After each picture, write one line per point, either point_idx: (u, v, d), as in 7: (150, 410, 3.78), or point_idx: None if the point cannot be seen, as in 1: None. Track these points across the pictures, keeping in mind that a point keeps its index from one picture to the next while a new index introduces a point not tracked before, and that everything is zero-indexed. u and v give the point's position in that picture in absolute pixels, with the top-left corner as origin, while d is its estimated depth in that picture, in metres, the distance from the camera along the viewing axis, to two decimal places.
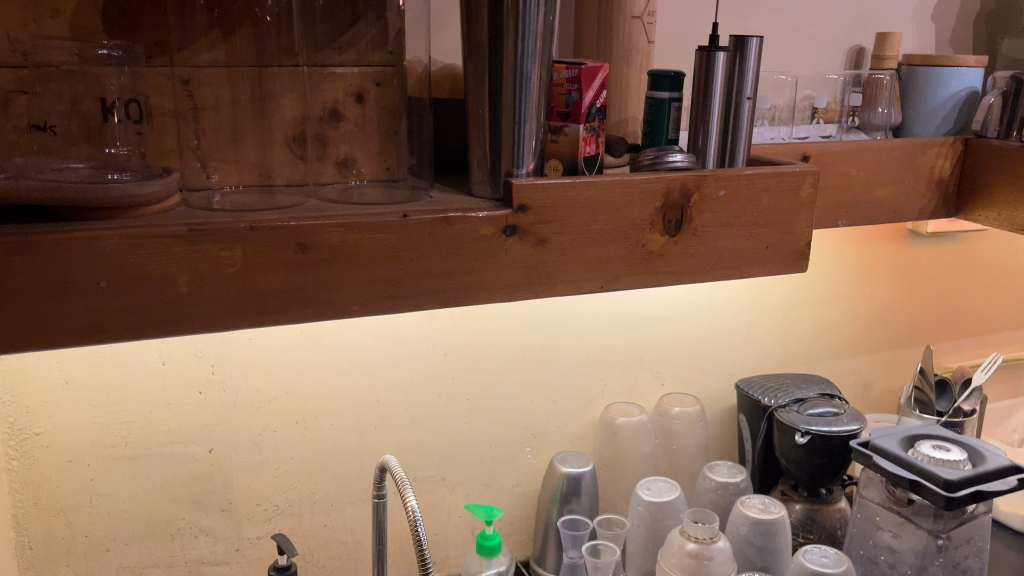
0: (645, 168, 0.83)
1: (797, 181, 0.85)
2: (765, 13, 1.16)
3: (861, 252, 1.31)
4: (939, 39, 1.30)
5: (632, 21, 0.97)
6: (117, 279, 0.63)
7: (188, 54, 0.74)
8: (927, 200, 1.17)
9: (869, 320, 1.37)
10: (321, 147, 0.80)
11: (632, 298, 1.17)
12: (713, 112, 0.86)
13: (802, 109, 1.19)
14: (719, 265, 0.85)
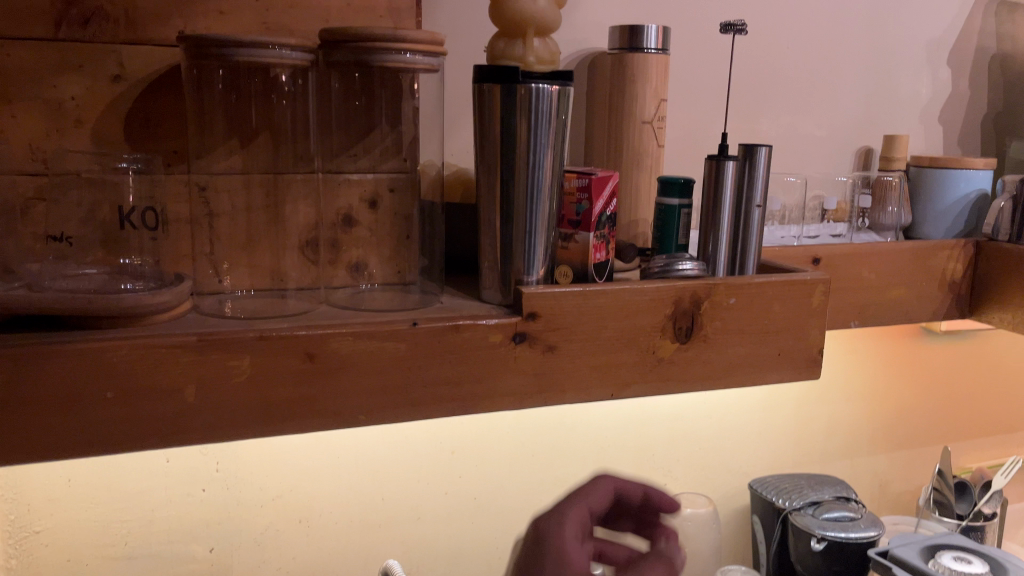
0: (656, 274, 0.82)
1: (809, 288, 0.85)
2: (774, 116, 1.18)
3: (877, 350, 1.30)
4: (947, 141, 1.32)
5: (642, 125, 0.98)
6: (123, 390, 0.63)
7: (204, 162, 0.74)
8: (940, 301, 1.16)
9: (886, 418, 1.34)
10: (334, 253, 0.80)
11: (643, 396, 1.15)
12: (724, 219, 0.86)
13: (813, 209, 1.21)
14: (731, 371, 0.84)
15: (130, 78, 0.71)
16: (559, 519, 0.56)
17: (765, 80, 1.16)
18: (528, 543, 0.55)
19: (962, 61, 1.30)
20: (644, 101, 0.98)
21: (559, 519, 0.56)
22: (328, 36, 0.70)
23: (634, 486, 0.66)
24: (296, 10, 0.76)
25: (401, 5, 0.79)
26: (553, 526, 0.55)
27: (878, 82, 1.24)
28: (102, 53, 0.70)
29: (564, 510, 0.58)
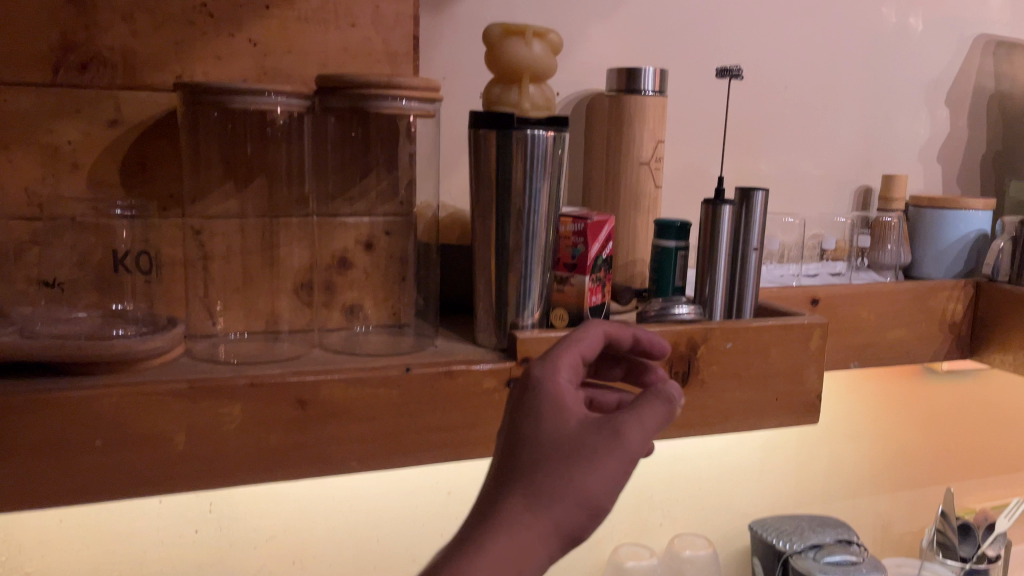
0: (651, 318, 0.81)
1: (806, 333, 0.84)
2: (772, 156, 1.18)
3: (879, 390, 1.28)
4: (946, 180, 1.32)
5: (640, 167, 0.98)
6: (112, 437, 0.62)
7: (202, 204, 0.75)
8: (940, 343, 1.16)
9: (888, 459, 1.33)
10: (328, 295, 0.79)
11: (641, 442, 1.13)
12: (720, 263, 0.86)
13: (811, 248, 1.21)
14: (727, 417, 0.83)
15: (127, 122, 0.72)
16: (551, 364, 0.52)
17: (763, 119, 1.16)
18: (519, 388, 0.52)
19: (960, 101, 1.30)
20: (642, 143, 0.98)
21: (552, 360, 0.52)
22: (324, 83, 0.71)
23: (625, 329, 0.59)
24: (294, 55, 0.77)
25: (399, 49, 0.80)
26: (544, 370, 0.52)
27: (876, 122, 1.25)
28: (100, 98, 0.71)
29: (555, 349, 0.53)
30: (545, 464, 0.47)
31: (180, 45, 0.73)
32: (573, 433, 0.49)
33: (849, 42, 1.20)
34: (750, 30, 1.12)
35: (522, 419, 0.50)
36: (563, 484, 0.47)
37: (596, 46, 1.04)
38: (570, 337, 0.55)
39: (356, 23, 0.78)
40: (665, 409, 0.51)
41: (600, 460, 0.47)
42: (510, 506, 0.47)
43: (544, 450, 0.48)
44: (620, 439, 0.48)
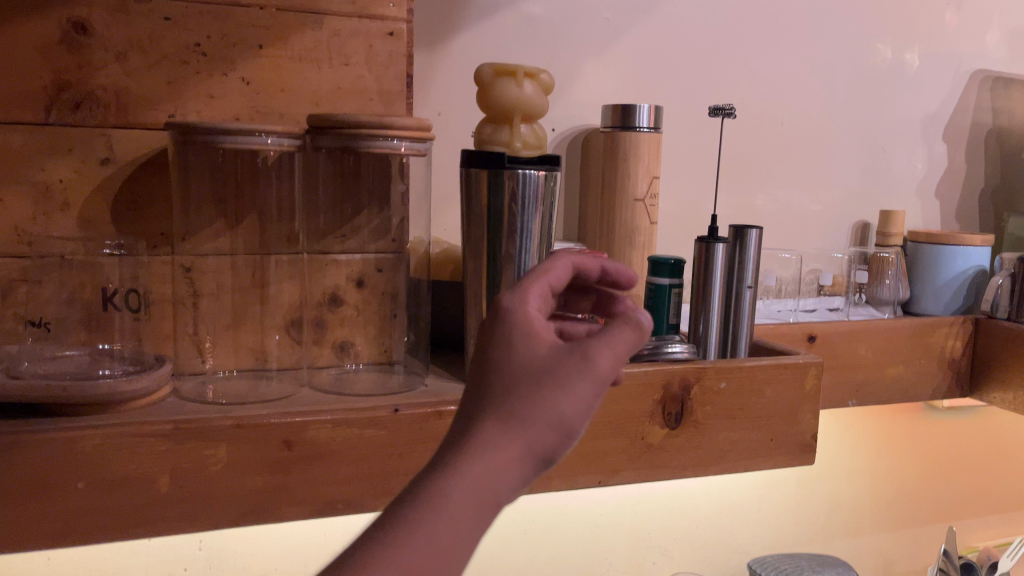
0: (644, 356, 0.81)
1: (801, 372, 0.83)
2: (769, 190, 1.18)
3: (880, 426, 1.27)
4: (944, 216, 1.32)
5: (635, 204, 0.98)
6: (95, 480, 0.62)
7: (194, 242, 0.74)
8: (940, 379, 1.15)
9: (890, 496, 1.31)
10: (319, 332, 0.79)
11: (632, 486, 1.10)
12: (714, 302, 0.86)
13: (808, 283, 1.20)
14: (722, 457, 0.82)
15: (119, 161, 0.72)
16: (518, 292, 0.46)
17: (759, 155, 1.16)
18: (486, 320, 0.46)
19: (957, 136, 1.30)
20: (636, 179, 0.98)
21: (520, 289, 0.46)
22: (315, 122, 0.71)
23: (593, 257, 0.52)
24: (288, 94, 0.77)
25: (393, 88, 0.80)
26: (512, 301, 0.45)
27: (873, 157, 1.25)
28: (92, 136, 0.71)
29: (523, 279, 0.47)
30: (516, 388, 0.41)
31: (174, 85, 0.73)
32: (543, 356, 0.42)
33: (845, 77, 1.20)
34: (746, 66, 1.13)
35: (488, 350, 0.44)
36: (535, 407, 0.41)
37: (592, 83, 1.04)
38: (537, 267, 0.49)
39: (350, 62, 0.78)
40: (639, 329, 0.44)
41: (574, 381, 0.41)
42: (479, 432, 0.41)
43: (513, 376, 0.42)
44: (595, 358, 0.42)
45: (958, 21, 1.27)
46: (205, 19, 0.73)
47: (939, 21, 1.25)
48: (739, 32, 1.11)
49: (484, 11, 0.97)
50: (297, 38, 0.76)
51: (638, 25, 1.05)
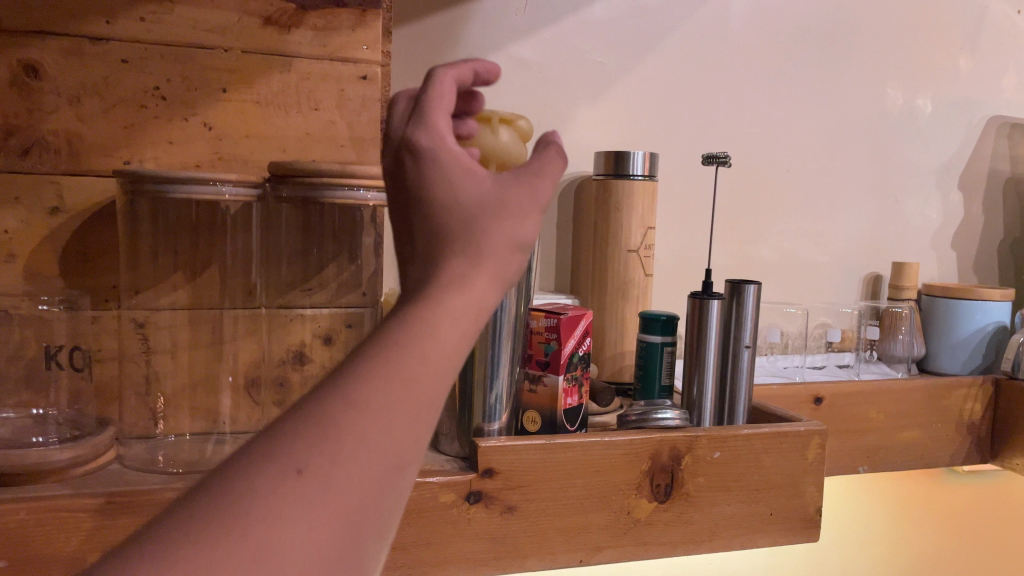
0: (632, 423, 0.75)
1: (803, 441, 0.77)
2: (772, 240, 1.12)
3: (897, 493, 1.18)
4: (961, 268, 1.25)
5: (628, 255, 0.93)
6: (20, 559, 0.56)
7: (148, 296, 0.69)
8: (959, 444, 1.07)
9: (908, 567, 1.22)
10: (281, 393, 0.73)
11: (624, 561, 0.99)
12: (708, 363, 0.79)
13: (817, 338, 1.13)
14: (717, 534, 0.75)
15: (69, 211, 0.68)
16: (434, 126, 0.44)
17: (762, 203, 1.11)
18: (402, 158, 0.44)
19: (973, 185, 1.24)
20: (630, 229, 0.93)
21: (433, 123, 0.44)
22: (276, 170, 0.67)
23: (463, 64, 0.49)
24: (253, 139, 0.73)
25: (365, 134, 0.76)
26: (432, 136, 0.44)
27: (884, 207, 1.19)
28: (41, 185, 0.67)
29: (428, 111, 0.45)
30: (477, 221, 0.41)
31: (130, 130, 0.69)
32: (490, 190, 0.43)
33: (853, 123, 1.15)
34: (746, 112, 1.08)
35: (428, 192, 0.43)
36: (500, 237, 0.41)
37: (585, 128, 1.00)
38: (436, 97, 0.46)
39: (320, 107, 0.75)
40: (562, 148, 0.48)
41: (525, 213, 0.43)
42: (452, 262, 0.40)
43: (466, 211, 0.42)
44: (539, 187, 0.44)
45: (972, 66, 1.21)
46: (166, 61, 0.70)
47: (952, 66, 1.20)
48: (740, 77, 1.07)
49: (470, 55, 0.94)
50: (264, 81, 0.73)
51: (634, 69, 1.01)
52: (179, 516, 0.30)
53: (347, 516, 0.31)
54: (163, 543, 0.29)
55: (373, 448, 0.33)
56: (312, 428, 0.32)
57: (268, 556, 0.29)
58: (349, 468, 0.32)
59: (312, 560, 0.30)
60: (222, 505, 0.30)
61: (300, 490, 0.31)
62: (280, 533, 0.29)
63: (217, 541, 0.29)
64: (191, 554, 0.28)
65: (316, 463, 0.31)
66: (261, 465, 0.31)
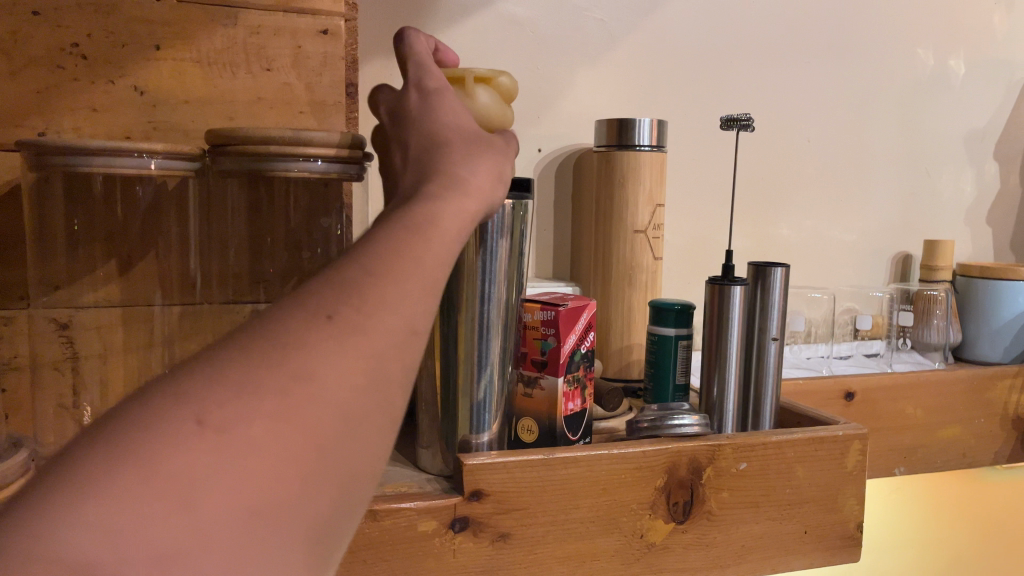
0: (644, 431, 0.64)
1: (841, 447, 0.66)
2: (793, 218, 1.02)
3: (931, 493, 1.07)
4: (997, 245, 1.15)
5: (634, 236, 0.82)
6: None
7: (70, 292, 0.58)
8: (1003, 441, 0.97)
9: (942, 570, 1.12)
10: None
11: None
12: (729, 360, 0.69)
13: (843, 324, 1.04)
14: (745, 557, 0.65)
15: None
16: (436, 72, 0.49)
17: (782, 177, 1.00)
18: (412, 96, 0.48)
19: (1010, 156, 1.13)
20: (636, 207, 0.82)
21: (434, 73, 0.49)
22: (214, 139, 0.56)
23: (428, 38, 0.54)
24: (194, 105, 0.62)
25: (328, 98, 0.66)
26: (435, 78, 0.48)
27: (914, 180, 1.08)
28: None
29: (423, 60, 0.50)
30: (480, 159, 0.43)
31: (44, 95, 0.58)
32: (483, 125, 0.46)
33: (881, 88, 1.04)
34: (763, 75, 0.97)
35: (429, 117, 0.45)
36: (493, 171, 0.43)
37: (584, 94, 0.89)
38: (426, 51, 0.51)
39: (273, 67, 0.64)
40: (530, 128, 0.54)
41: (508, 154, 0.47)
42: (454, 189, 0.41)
43: (448, 142, 0.43)
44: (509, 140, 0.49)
45: (1008, 23, 1.10)
46: (85, 14, 0.59)
47: (987, 24, 1.09)
48: (756, 37, 0.96)
49: (453, 10, 0.82)
50: (206, 37, 0.62)
51: (639, 28, 0.90)
52: (222, 347, 0.30)
53: (376, 360, 0.31)
54: (209, 365, 0.29)
55: (393, 307, 0.32)
56: (339, 284, 0.32)
57: (308, 380, 0.29)
58: (376, 320, 0.31)
59: (348, 388, 0.30)
60: (262, 337, 0.30)
61: (332, 330, 0.30)
62: (318, 361, 0.30)
63: (259, 362, 0.29)
64: (236, 373, 0.29)
65: (345, 309, 0.31)
66: (293, 311, 0.31)
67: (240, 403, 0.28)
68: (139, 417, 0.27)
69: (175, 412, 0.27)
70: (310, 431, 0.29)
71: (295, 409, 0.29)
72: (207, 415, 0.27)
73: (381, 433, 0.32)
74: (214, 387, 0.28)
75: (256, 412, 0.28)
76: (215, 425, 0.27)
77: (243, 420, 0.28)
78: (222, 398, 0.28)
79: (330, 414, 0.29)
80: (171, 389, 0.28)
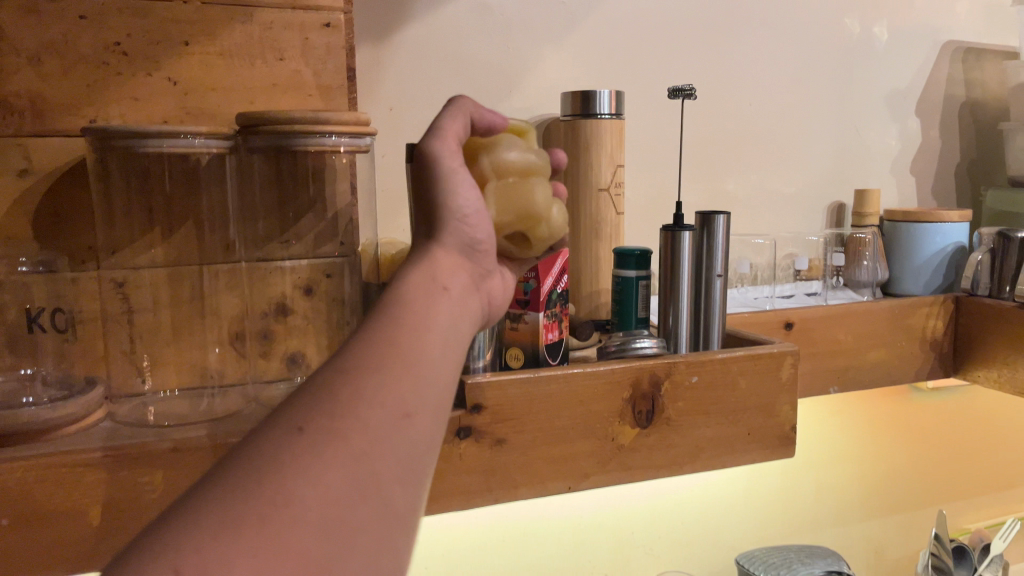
0: (612, 354, 0.77)
1: (776, 362, 0.79)
2: (740, 175, 1.14)
3: (864, 412, 1.23)
4: (921, 193, 1.29)
5: (599, 194, 0.94)
6: (21, 516, 0.58)
7: (125, 255, 0.69)
8: (922, 361, 1.12)
9: (878, 483, 1.28)
10: (266, 345, 0.74)
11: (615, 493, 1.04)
12: (682, 294, 0.82)
13: (785, 268, 1.17)
14: (699, 456, 0.78)
15: (38, 171, 0.68)
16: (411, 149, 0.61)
17: (729, 137, 1.13)
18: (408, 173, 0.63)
19: (930, 111, 1.27)
20: (600, 168, 0.94)
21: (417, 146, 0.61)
22: (244, 121, 0.67)
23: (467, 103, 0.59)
24: (219, 92, 0.73)
25: (333, 83, 0.76)
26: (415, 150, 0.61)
27: (846, 136, 1.21)
28: (8, 146, 0.67)
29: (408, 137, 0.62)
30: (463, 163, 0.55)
31: (94, 87, 0.69)
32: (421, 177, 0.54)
33: (815, 56, 1.16)
34: (708, 45, 1.09)
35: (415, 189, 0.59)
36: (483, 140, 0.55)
37: (551, 69, 1.00)
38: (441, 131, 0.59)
39: (285, 57, 0.74)
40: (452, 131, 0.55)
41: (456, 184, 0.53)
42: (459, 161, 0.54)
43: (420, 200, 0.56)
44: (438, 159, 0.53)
45: None
46: (125, 17, 0.69)
47: None
48: (702, 11, 1.07)
49: None
50: (226, 34, 0.72)
51: (597, 8, 1.01)
52: (205, 487, 0.35)
53: (356, 459, 0.37)
54: (192, 508, 0.34)
55: (364, 403, 0.39)
56: (310, 396, 0.39)
57: (284, 503, 0.35)
58: (347, 420, 0.38)
59: (326, 501, 0.36)
60: (241, 469, 0.36)
61: (304, 443, 0.37)
62: (293, 482, 0.35)
63: (237, 497, 0.34)
64: (216, 514, 0.34)
65: (316, 421, 0.38)
66: (271, 432, 0.37)
67: (223, 539, 0.33)
68: (133, 568, 0.32)
69: (163, 562, 0.32)
70: (295, 552, 0.34)
71: (274, 539, 0.34)
72: (187, 561, 0.32)
73: (376, 531, 0.37)
74: (198, 531, 0.33)
75: (238, 544, 0.33)
76: (195, 573, 0.32)
77: (225, 558, 0.33)
78: (206, 537, 0.33)
79: (316, 525, 0.35)
80: (155, 544, 0.33)
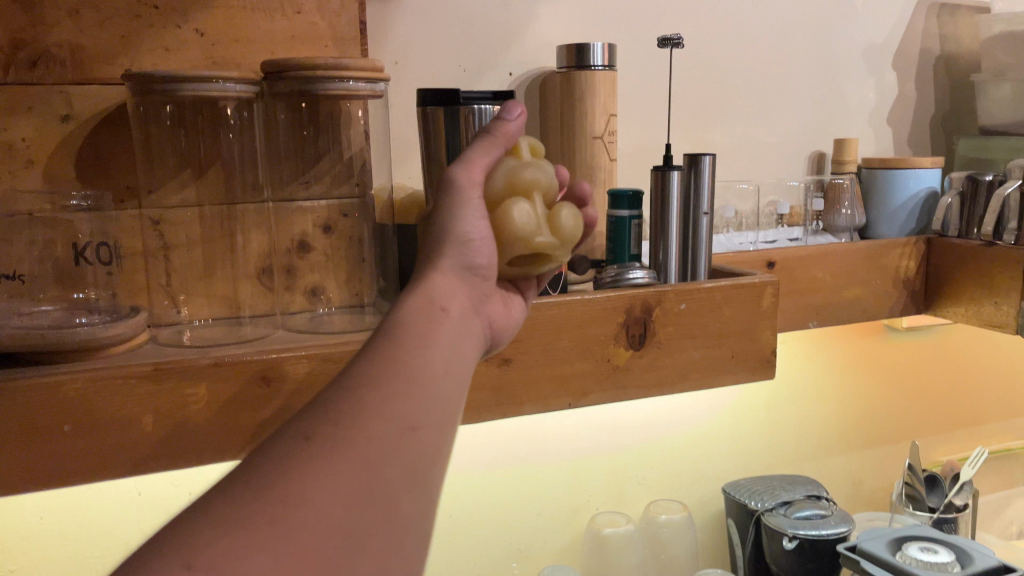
0: (607, 284, 0.84)
1: (757, 291, 0.87)
2: (726, 126, 1.21)
3: (842, 349, 1.31)
4: (898, 143, 1.36)
5: (593, 141, 1.00)
6: (81, 422, 0.65)
7: (159, 196, 0.76)
8: (895, 299, 1.20)
9: (856, 418, 1.36)
10: (290, 279, 0.81)
11: (610, 416, 1.13)
12: (671, 229, 0.88)
13: (768, 215, 1.24)
14: (687, 377, 0.86)
15: (79, 116, 0.74)
16: None
17: (714, 89, 1.19)
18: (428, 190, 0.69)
19: (907, 64, 1.33)
20: (594, 117, 1.00)
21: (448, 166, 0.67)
22: (270, 68, 0.72)
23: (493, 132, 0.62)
24: (242, 43, 0.78)
25: (347, 35, 0.82)
26: None
27: (827, 87, 1.28)
28: (50, 93, 0.73)
29: None
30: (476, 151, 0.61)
31: (127, 39, 0.74)
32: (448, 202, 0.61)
33: (796, 10, 1.22)
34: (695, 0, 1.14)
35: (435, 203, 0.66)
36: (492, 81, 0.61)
37: (546, 24, 1.06)
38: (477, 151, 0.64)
39: (302, 10, 0.80)
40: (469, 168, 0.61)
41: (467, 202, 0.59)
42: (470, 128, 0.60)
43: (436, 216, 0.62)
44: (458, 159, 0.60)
45: None
46: None
47: None
48: None
49: None
50: None
51: None
52: (226, 489, 0.42)
53: (361, 466, 0.43)
54: (210, 506, 0.41)
55: (368, 415, 0.45)
56: (320, 408, 0.45)
57: (291, 504, 0.40)
58: (351, 430, 0.44)
59: (330, 504, 0.41)
60: (256, 475, 0.42)
61: (311, 450, 0.43)
62: (300, 487, 0.41)
63: (248, 500, 0.40)
64: (229, 513, 0.40)
65: (321, 432, 0.44)
66: (284, 442, 0.44)
67: (233, 536, 0.39)
68: (160, 555, 0.39)
69: (179, 556, 0.38)
70: (300, 549, 0.40)
71: (280, 537, 0.39)
72: (199, 557, 0.38)
73: (380, 532, 0.42)
74: (213, 527, 0.40)
75: (249, 539, 0.39)
76: (206, 566, 0.38)
77: (234, 553, 0.39)
78: (219, 533, 0.39)
79: (321, 524, 0.41)
80: (178, 539, 0.39)
